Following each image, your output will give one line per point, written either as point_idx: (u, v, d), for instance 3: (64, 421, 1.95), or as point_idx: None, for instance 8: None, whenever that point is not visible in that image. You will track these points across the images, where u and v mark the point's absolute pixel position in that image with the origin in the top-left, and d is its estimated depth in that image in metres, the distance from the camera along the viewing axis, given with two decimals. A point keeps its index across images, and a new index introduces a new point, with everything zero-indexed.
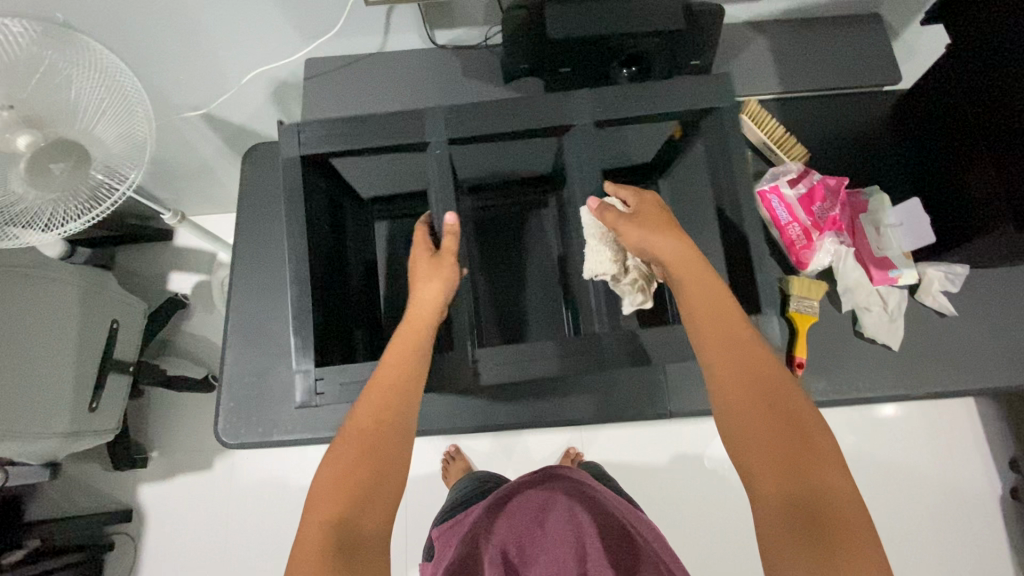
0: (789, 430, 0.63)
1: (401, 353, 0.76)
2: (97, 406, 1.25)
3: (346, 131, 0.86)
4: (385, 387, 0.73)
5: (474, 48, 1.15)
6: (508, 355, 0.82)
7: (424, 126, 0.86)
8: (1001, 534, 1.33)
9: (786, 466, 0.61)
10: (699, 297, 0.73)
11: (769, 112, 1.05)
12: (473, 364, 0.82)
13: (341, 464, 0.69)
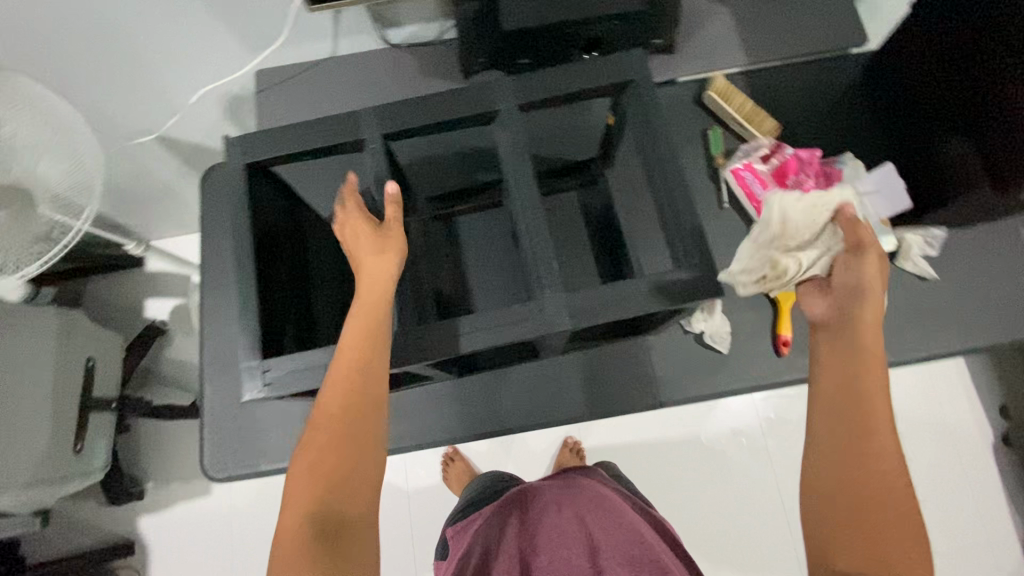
0: (876, 485, 0.53)
1: (362, 335, 0.64)
2: (80, 448, 1.22)
3: (273, 135, 0.73)
4: (348, 372, 0.62)
5: (430, 44, 1.10)
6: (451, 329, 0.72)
7: (359, 123, 0.73)
8: (996, 481, 1.38)
9: (852, 464, 0.55)
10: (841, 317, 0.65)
11: (737, 87, 1.03)
12: (417, 342, 0.72)
13: (313, 455, 0.58)
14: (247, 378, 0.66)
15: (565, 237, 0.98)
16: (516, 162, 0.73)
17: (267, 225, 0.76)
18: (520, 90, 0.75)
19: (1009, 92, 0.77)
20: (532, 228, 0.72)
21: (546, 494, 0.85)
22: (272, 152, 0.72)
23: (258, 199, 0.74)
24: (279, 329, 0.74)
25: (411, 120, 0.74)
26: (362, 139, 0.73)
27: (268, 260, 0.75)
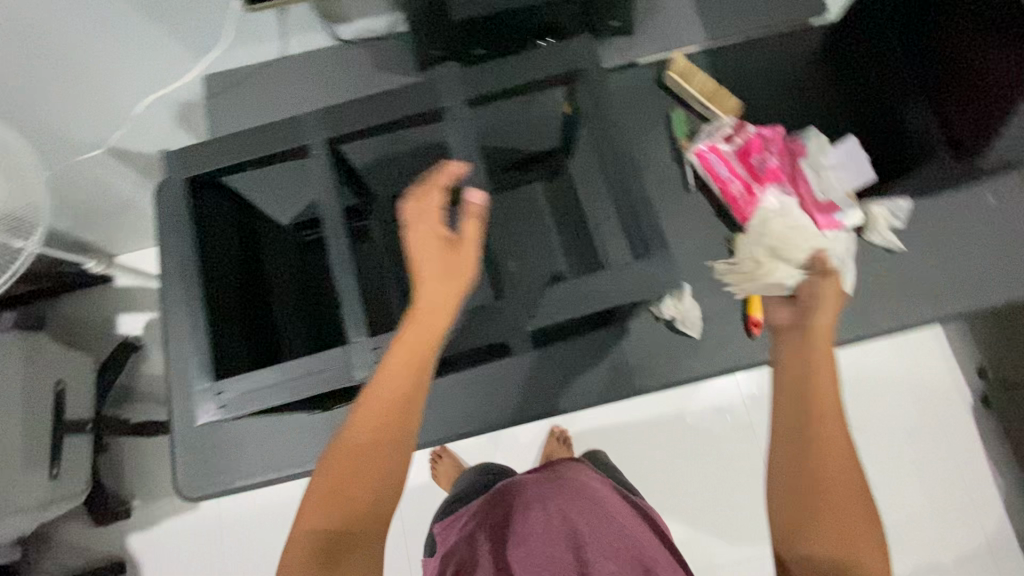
0: (834, 484, 0.54)
1: (410, 357, 0.58)
2: (58, 473, 1.20)
3: (221, 146, 0.72)
4: (386, 397, 0.56)
5: (382, 36, 1.06)
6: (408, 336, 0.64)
7: (301, 125, 0.71)
8: (976, 440, 1.41)
9: (802, 449, 0.56)
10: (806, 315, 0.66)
11: (698, 66, 1.01)
12: (373, 354, 0.64)
13: (333, 472, 0.53)
14: (201, 402, 0.66)
15: (530, 232, 0.97)
16: (466, 159, 0.70)
17: (214, 242, 0.75)
18: (468, 86, 0.73)
19: (977, 57, 0.78)
20: (484, 227, 0.70)
21: (530, 489, 0.80)
22: (211, 165, 0.72)
23: (200, 220, 0.74)
24: (237, 347, 0.73)
25: (356, 123, 0.72)
26: (305, 144, 0.71)
27: (217, 275, 0.74)
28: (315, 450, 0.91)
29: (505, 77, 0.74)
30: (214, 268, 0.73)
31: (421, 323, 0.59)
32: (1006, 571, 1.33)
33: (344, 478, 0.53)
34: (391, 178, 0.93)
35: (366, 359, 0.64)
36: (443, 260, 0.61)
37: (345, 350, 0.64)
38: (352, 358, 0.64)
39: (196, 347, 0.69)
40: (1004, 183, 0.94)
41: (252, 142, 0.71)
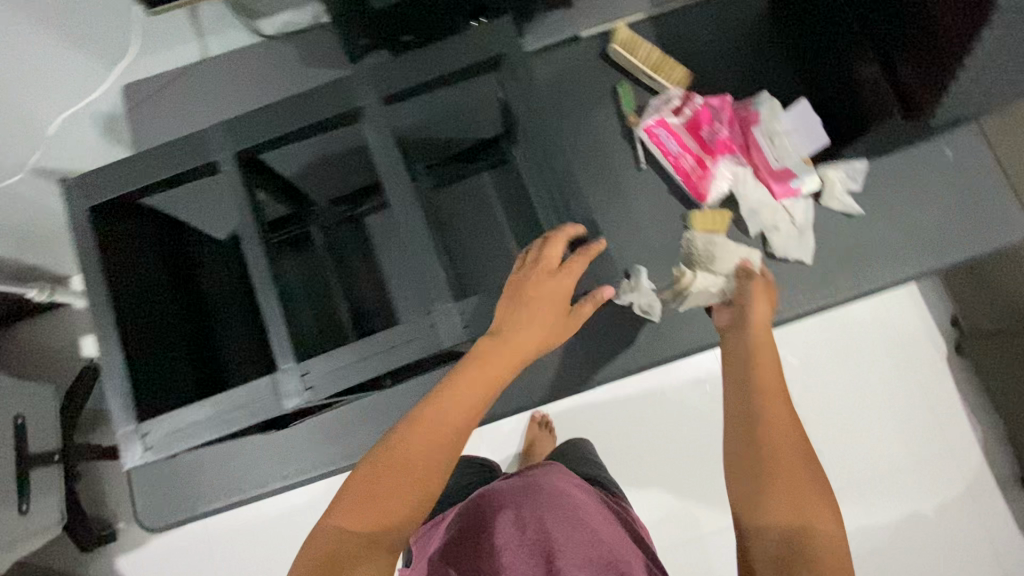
0: (783, 449, 0.54)
1: (485, 384, 0.57)
2: (27, 508, 1.17)
3: (129, 167, 0.69)
4: (452, 418, 0.55)
5: (308, 29, 1.00)
6: (337, 359, 0.62)
7: (208, 140, 0.68)
8: (952, 389, 1.42)
9: (746, 423, 0.58)
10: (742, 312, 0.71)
11: (642, 36, 0.96)
12: (301, 381, 0.62)
13: (381, 474, 0.51)
14: (130, 444, 0.64)
15: (478, 227, 0.94)
16: (386, 164, 0.67)
17: (136, 271, 0.71)
18: (382, 82, 0.70)
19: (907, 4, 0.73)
20: (410, 233, 0.66)
21: (502, 491, 0.72)
22: (122, 188, 0.69)
23: (117, 251, 0.69)
24: (170, 381, 0.70)
25: (268, 132, 0.69)
26: (214, 160, 0.68)
27: (135, 306, 0.69)
28: (274, 471, 0.87)
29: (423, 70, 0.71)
30: (130, 299, 0.68)
31: (505, 360, 0.59)
32: (988, 513, 1.35)
33: (389, 484, 0.51)
34: (323, 186, 0.91)
35: (294, 386, 0.62)
36: (551, 314, 0.62)
37: (273, 378, 0.62)
38: (280, 386, 0.62)
39: (114, 384, 0.65)
40: (961, 134, 0.92)
41: (163, 160, 0.69)
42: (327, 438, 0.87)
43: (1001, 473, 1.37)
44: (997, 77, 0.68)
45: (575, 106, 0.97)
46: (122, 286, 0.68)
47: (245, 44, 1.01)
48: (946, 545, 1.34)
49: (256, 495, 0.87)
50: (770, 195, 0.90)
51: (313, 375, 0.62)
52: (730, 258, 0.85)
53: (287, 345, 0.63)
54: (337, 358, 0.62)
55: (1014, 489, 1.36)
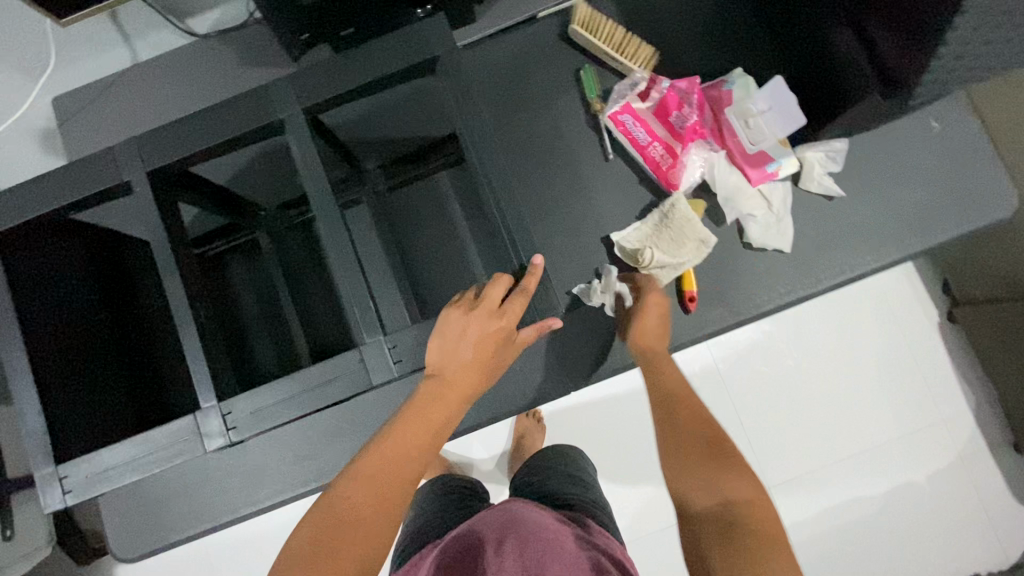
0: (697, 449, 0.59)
1: (426, 426, 0.55)
2: (11, 533, 1.17)
3: (30, 195, 0.62)
4: (399, 457, 0.53)
5: (242, 25, 0.92)
6: (264, 397, 0.60)
7: (117, 160, 0.61)
8: (946, 356, 1.39)
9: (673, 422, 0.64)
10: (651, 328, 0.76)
11: (603, 13, 0.89)
12: (224, 420, 0.59)
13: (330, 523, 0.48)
14: (50, 486, 0.60)
15: (435, 230, 0.89)
16: (310, 182, 0.60)
17: (55, 299, 0.65)
18: (300, 85, 0.62)
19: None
20: (341, 254, 0.60)
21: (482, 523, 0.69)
22: (32, 214, 0.63)
23: (32, 276, 0.64)
24: (98, 417, 0.65)
25: (180, 148, 0.62)
26: (125, 180, 0.61)
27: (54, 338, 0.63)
28: (245, 495, 0.85)
29: (340, 81, 0.63)
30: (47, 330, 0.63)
31: (448, 398, 0.56)
32: (979, 479, 1.35)
33: (336, 530, 0.48)
34: (264, 189, 0.89)
35: (218, 426, 0.59)
36: (491, 351, 0.59)
37: (194, 417, 0.59)
38: (202, 425, 0.59)
39: (35, 423, 0.60)
40: (947, 104, 0.86)
41: (72, 181, 0.62)
42: (296, 459, 0.85)
43: (992, 439, 1.36)
44: (980, 47, 0.62)
45: (535, 95, 0.90)
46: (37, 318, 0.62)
47: (179, 45, 0.94)
48: (937, 512, 1.34)
49: (227, 519, 0.85)
50: (746, 181, 0.85)
51: (236, 416, 0.59)
52: (687, 238, 0.83)
53: (208, 381, 0.59)
54: (261, 397, 0.60)
55: (1005, 454, 1.35)
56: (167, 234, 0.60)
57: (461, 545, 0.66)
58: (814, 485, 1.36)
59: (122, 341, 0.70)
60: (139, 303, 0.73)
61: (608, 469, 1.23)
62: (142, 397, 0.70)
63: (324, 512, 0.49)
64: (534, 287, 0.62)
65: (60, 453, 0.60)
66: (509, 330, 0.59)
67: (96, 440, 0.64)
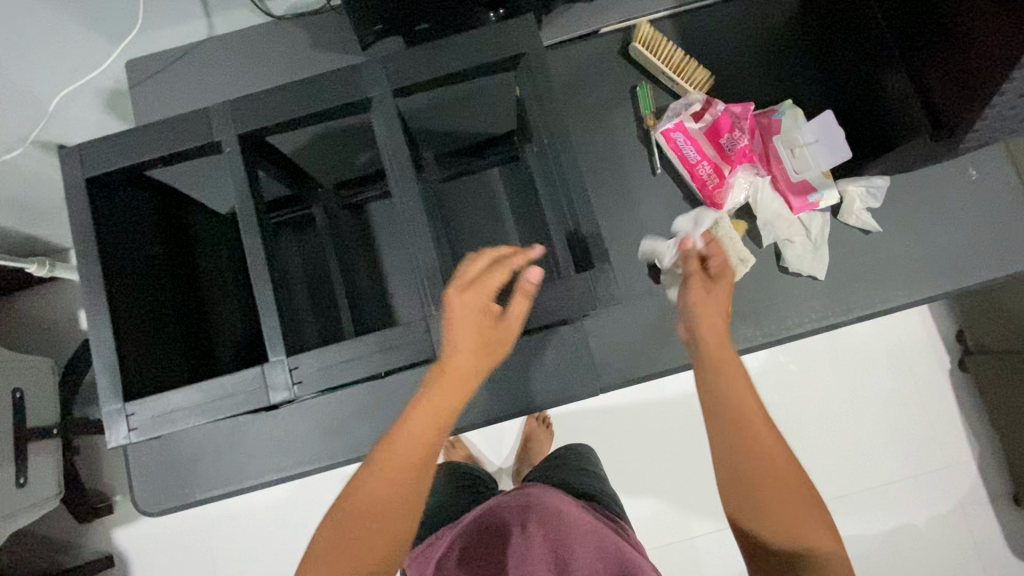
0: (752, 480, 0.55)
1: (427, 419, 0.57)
2: (24, 480, 1.18)
3: (110, 147, 0.63)
4: (400, 462, 0.56)
5: (318, 13, 0.96)
6: (331, 357, 0.60)
7: (209, 119, 0.62)
8: (954, 403, 1.41)
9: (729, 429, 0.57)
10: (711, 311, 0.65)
11: (664, 35, 0.93)
12: (290, 375, 0.59)
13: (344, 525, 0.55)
14: (113, 424, 0.59)
15: (482, 222, 0.92)
16: (389, 163, 0.62)
17: (129, 244, 0.67)
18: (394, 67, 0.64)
19: (942, 18, 0.70)
20: (416, 234, 0.62)
21: (502, 506, 0.70)
22: (117, 163, 0.63)
23: (110, 219, 0.65)
24: (160, 362, 0.67)
25: (269, 116, 0.62)
26: (216, 140, 0.62)
27: (128, 280, 0.65)
28: (272, 462, 0.87)
29: (434, 66, 0.64)
30: (123, 271, 0.65)
31: (450, 390, 0.57)
32: (977, 528, 1.36)
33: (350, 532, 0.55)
34: (324, 166, 0.90)
35: (283, 379, 0.58)
36: (483, 336, 0.58)
37: (260, 370, 0.58)
38: (269, 377, 0.58)
39: (104, 358, 0.60)
40: (985, 155, 0.89)
41: (155, 134, 0.63)
42: (325, 432, 0.87)
43: (993, 488, 1.38)
44: None
45: (592, 106, 0.94)
46: (116, 259, 0.64)
47: (253, 24, 0.98)
48: (933, 557, 1.35)
49: (252, 484, 0.87)
50: (787, 208, 0.88)
51: (303, 370, 0.59)
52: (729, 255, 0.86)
53: (279, 334, 0.59)
54: (330, 354, 0.60)
55: (1005, 505, 1.37)
56: (254, 198, 0.61)
57: (482, 529, 0.69)
58: None
59: (183, 295, 0.73)
60: (198, 264, 0.77)
61: (615, 477, 1.25)
62: (196, 349, 0.73)
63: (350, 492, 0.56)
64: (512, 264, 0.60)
65: (128, 392, 0.61)
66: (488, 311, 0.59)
67: (156, 384, 0.65)
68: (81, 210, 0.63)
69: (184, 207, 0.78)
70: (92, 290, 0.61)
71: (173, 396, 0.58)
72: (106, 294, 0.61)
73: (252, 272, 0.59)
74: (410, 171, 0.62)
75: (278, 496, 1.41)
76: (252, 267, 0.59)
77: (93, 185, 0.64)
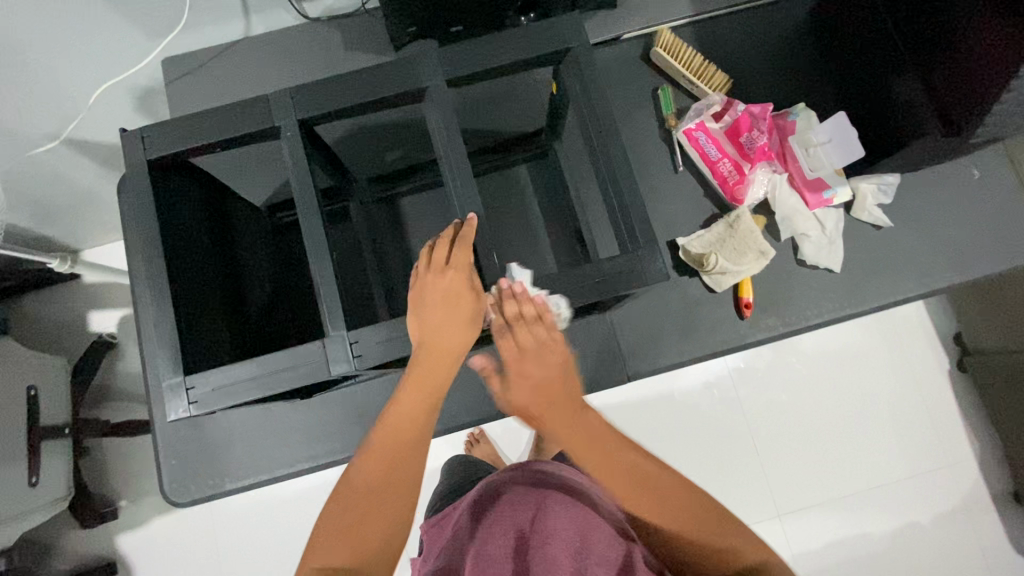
0: (639, 497, 0.57)
1: (420, 391, 0.61)
2: (36, 480, 1.16)
3: (169, 133, 0.65)
4: (392, 440, 0.59)
5: (352, 16, 1.00)
6: (388, 332, 0.62)
7: (271, 106, 0.65)
8: (953, 402, 1.45)
9: (617, 468, 0.59)
10: (537, 368, 0.64)
11: (683, 40, 0.98)
12: (351, 348, 0.61)
13: (342, 516, 0.56)
14: (173, 396, 0.61)
15: (513, 216, 0.94)
16: (444, 148, 0.65)
17: (183, 228, 0.70)
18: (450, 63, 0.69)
19: (946, 27, 0.76)
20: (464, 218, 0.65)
21: (508, 487, 0.65)
22: (177, 147, 0.65)
23: (169, 202, 0.68)
24: (210, 342, 0.69)
25: (327, 103, 0.66)
26: (277, 126, 0.65)
27: (182, 261, 0.68)
28: (304, 451, 0.88)
29: (485, 59, 0.68)
30: (178, 253, 0.67)
31: (437, 363, 0.61)
32: (981, 525, 1.39)
33: (349, 521, 0.55)
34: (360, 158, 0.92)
35: (343, 353, 0.61)
36: (460, 311, 0.62)
37: (322, 344, 0.61)
38: (330, 351, 0.61)
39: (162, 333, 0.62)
40: (986, 156, 0.95)
41: (215, 119, 0.65)
42: (358, 420, 0.88)
43: (993, 485, 1.41)
44: None
45: (615, 108, 0.98)
46: (174, 242, 0.67)
47: (290, 25, 1.01)
48: (939, 554, 1.38)
49: (284, 473, 0.88)
50: (803, 204, 0.92)
51: (363, 344, 0.61)
52: (749, 248, 0.88)
53: (340, 310, 0.61)
54: (388, 329, 0.62)
55: (1006, 502, 1.40)
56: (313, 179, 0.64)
57: (480, 512, 0.64)
58: (824, 516, 1.40)
59: (228, 280, 0.75)
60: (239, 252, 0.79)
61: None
62: (240, 332, 0.75)
63: (349, 477, 0.59)
64: (471, 238, 0.63)
65: (186, 367, 0.63)
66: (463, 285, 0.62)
67: (208, 362, 0.68)
68: (144, 191, 0.65)
69: (223, 197, 0.80)
70: (154, 269, 0.63)
71: (234, 370, 0.61)
72: (167, 273, 0.64)
73: (311, 251, 0.62)
74: (462, 156, 0.65)
75: (291, 496, 1.40)
76: (312, 245, 0.62)
77: (153, 168, 0.66)
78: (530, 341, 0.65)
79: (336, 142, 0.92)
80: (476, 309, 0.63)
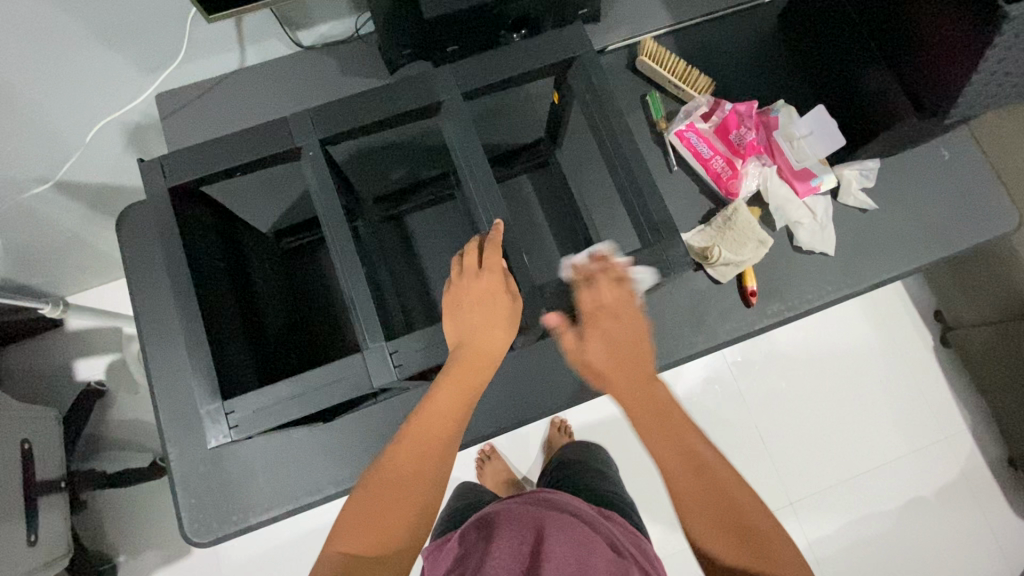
0: (685, 474, 0.56)
1: (461, 388, 0.62)
2: (35, 537, 1.10)
3: (195, 159, 0.67)
4: (429, 433, 0.59)
5: (346, 42, 1.02)
6: (424, 341, 0.66)
7: (292, 129, 0.68)
8: (942, 376, 1.50)
9: (666, 433, 0.59)
10: (614, 328, 0.67)
11: (666, 48, 1.03)
12: (391, 359, 0.64)
13: (369, 506, 0.55)
14: (213, 420, 0.64)
15: (521, 224, 0.96)
16: (465, 157, 0.69)
17: (207, 255, 0.71)
18: (463, 80, 0.72)
19: (908, 20, 0.82)
20: (486, 224, 0.68)
21: (510, 507, 0.68)
22: (198, 172, 0.67)
23: (192, 231, 0.69)
24: (239, 367, 0.70)
25: (349, 122, 0.70)
26: (298, 146, 0.68)
27: (209, 289, 0.68)
28: (328, 477, 0.86)
29: (493, 72, 0.73)
30: (204, 281, 0.68)
31: (475, 361, 0.63)
32: (982, 494, 1.43)
33: (376, 510, 0.54)
34: (367, 178, 0.94)
35: (384, 364, 0.64)
36: (494, 311, 0.64)
37: (363, 355, 0.64)
38: (374, 363, 0.64)
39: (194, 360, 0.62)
40: (953, 138, 1.01)
41: (239, 144, 0.68)
42: (381, 440, 0.87)
43: (988, 454, 1.46)
44: (1000, 79, 0.76)
45: None
46: (200, 269, 0.68)
47: (283, 54, 1.03)
48: (946, 526, 1.41)
49: (309, 500, 0.86)
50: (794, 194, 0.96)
51: (404, 353, 0.65)
52: (749, 239, 0.92)
53: (376, 321, 0.64)
54: (425, 337, 0.65)
55: (1003, 469, 1.45)
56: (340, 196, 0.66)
57: (492, 516, 0.66)
58: (833, 500, 1.43)
59: (248, 306, 0.75)
60: (253, 277, 0.79)
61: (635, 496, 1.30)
62: (264, 356, 0.75)
63: (378, 466, 0.58)
64: (499, 241, 0.66)
65: (222, 392, 0.65)
66: (495, 285, 0.65)
67: (238, 388, 0.68)
68: (167, 219, 0.66)
69: (237, 224, 0.81)
70: (184, 296, 0.65)
71: (276, 389, 0.63)
72: (198, 300, 0.65)
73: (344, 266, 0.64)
74: (483, 164, 0.68)
75: (301, 532, 1.35)
76: (344, 260, 0.65)
77: (176, 197, 0.68)
78: (620, 302, 0.69)
79: (344, 164, 0.94)
80: (513, 307, 0.65)
